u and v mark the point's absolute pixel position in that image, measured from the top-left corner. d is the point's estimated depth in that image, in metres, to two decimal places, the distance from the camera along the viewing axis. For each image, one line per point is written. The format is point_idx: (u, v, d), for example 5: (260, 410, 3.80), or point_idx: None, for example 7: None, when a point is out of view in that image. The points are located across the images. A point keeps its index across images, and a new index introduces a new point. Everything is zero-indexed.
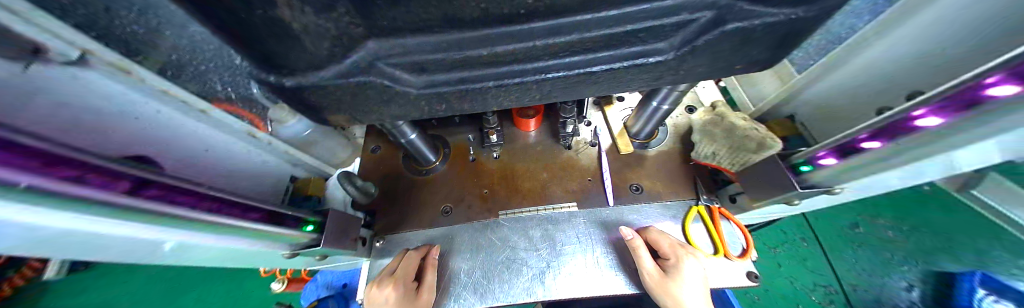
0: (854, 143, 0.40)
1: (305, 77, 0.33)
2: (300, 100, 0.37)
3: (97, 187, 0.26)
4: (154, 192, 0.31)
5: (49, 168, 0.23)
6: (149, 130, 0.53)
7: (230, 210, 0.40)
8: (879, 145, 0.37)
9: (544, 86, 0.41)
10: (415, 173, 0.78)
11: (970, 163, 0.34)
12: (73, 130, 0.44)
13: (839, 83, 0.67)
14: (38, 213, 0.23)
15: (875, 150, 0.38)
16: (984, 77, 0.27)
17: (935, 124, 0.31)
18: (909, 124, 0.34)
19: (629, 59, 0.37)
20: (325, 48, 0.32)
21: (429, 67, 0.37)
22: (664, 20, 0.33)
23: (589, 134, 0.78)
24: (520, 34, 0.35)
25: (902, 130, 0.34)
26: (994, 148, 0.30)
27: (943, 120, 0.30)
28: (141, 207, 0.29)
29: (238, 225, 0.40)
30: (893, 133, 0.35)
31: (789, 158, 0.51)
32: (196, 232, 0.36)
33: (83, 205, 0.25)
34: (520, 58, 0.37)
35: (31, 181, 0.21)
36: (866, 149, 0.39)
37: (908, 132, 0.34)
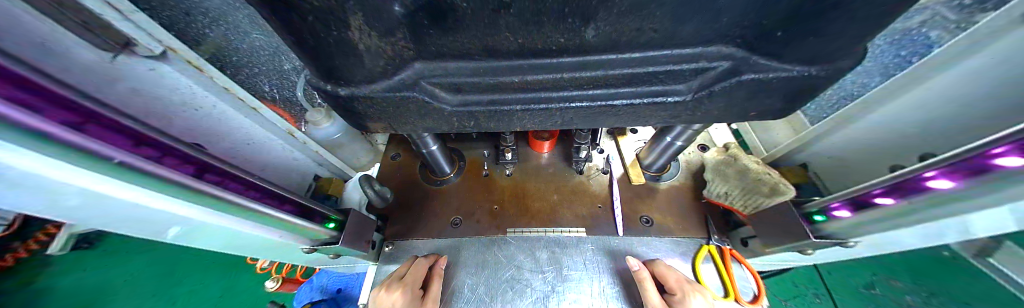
0: (868, 197, 0.41)
1: (358, 88, 0.38)
2: (348, 107, 0.41)
3: (168, 167, 0.30)
4: (210, 177, 0.35)
5: (131, 146, 0.28)
6: (205, 121, 0.59)
7: (267, 200, 0.44)
8: (892, 202, 0.38)
9: (567, 114, 0.45)
10: (429, 182, 0.81)
11: (987, 229, 0.34)
12: (141, 114, 0.49)
13: (852, 138, 0.68)
14: (108, 185, 0.26)
15: (888, 206, 0.39)
16: (993, 146, 0.28)
17: (947, 187, 0.32)
18: (922, 183, 0.35)
19: (649, 96, 0.40)
20: (379, 65, 0.36)
21: (465, 88, 0.42)
22: (684, 66, 0.36)
23: (601, 161, 0.80)
24: (550, 66, 0.39)
25: (915, 189, 0.35)
26: (1007, 215, 0.30)
27: (954, 183, 0.32)
28: (198, 188, 0.33)
29: (272, 215, 0.43)
30: (905, 191, 0.37)
31: (802, 206, 0.51)
32: (238, 217, 0.39)
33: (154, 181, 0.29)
34: (548, 87, 0.41)
35: (116, 156, 0.26)
36: (879, 205, 0.40)
37: (920, 191, 0.35)
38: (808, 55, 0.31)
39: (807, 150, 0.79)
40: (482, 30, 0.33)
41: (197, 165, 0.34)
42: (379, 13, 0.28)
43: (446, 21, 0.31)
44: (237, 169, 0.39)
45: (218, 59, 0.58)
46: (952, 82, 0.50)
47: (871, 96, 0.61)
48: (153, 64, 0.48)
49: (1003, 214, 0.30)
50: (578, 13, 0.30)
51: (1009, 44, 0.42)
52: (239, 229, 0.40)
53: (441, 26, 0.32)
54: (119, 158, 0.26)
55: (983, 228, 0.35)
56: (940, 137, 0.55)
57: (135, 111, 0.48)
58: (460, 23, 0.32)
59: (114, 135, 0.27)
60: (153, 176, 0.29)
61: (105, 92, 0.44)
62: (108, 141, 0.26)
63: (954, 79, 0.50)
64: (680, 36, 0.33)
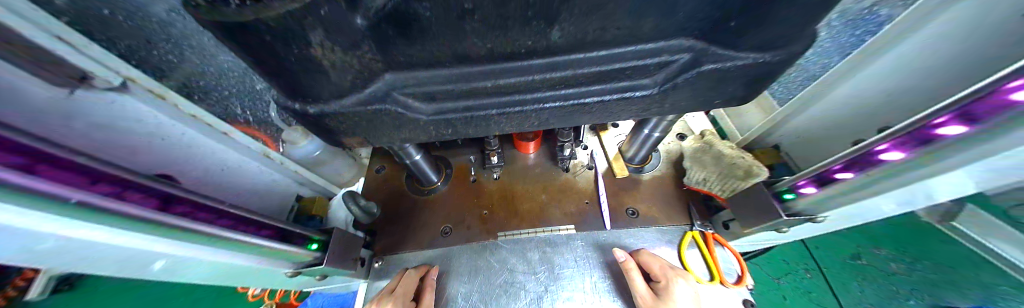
0: (829, 173, 0.43)
1: (327, 104, 0.37)
2: (320, 124, 0.41)
3: (131, 203, 0.29)
4: (178, 208, 0.34)
5: (89, 184, 0.26)
6: (174, 149, 0.56)
7: (243, 227, 0.42)
8: (851, 175, 0.40)
9: (542, 114, 0.45)
10: (416, 192, 0.80)
11: (943, 192, 0.37)
12: (103, 149, 0.47)
13: (815, 117, 0.72)
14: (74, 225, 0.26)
15: (848, 180, 0.41)
16: (933, 117, 0.31)
17: (898, 158, 0.34)
18: (875, 157, 0.37)
19: (618, 92, 0.41)
20: (348, 80, 0.35)
21: (439, 96, 0.41)
22: (648, 60, 0.38)
23: (585, 158, 0.81)
24: (520, 69, 0.39)
25: (870, 162, 0.38)
26: (960, 179, 0.32)
27: (905, 154, 0.34)
28: (166, 221, 0.32)
29: (248, 241, 0.42)
30: (862, 165, 0.39)
31: (775, 186, 0.53)
32: (208, 246, 0.38)
33: (119, 218, 0.28)
34: (520, 90, 0.41)
35: (75, 196, 0.25)
36: (840, 180, 0.42)
37: (874, 164, 0.37)
38: (760, 43, 0.33)
39: (779, 132, 0.82)
40: (449, 38, 0.33)
41: (161, 198, 0.33)
42: (338, 28, 0.28)
43: (412, 31, 0.32)
44: (205, 197, 0.38)
45: (184, 85, 0.56)
46: (902, 58, 0.53)
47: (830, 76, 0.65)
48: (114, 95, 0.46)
49: (953, 178, 0.32)
50: (541, 16, 0.31)
51: (958, 16, 0.44)
52: (212, 258, 0.39)
53: (407, 37, 0.32)
54: (80, 197, 0.25)
55: (947, 192, 0.37)
56: (892, 109, 0.58)
57: (99, 146, 0.46)
58: (426, 32, 0.32)
59: (68, 173, 0.25)
60: (119, 212, 0.28)
61: (63, 131, 0.41)
62: (63, 183, 0.24)
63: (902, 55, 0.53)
64: (641, 32, 0.34)
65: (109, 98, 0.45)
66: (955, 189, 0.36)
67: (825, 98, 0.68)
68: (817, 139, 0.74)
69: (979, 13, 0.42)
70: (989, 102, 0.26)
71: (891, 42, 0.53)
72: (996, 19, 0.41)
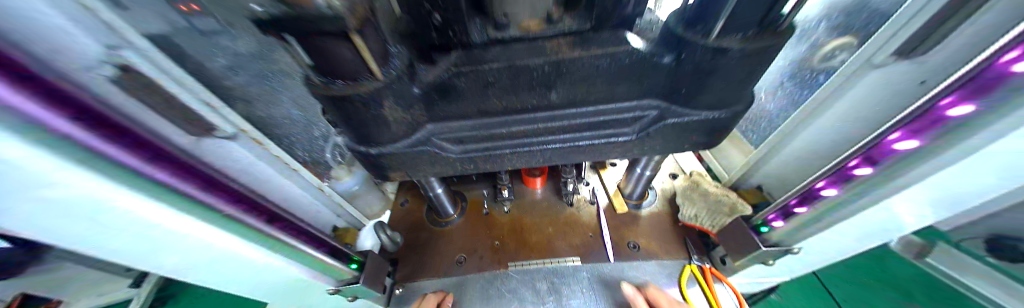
0: (789, 207, 0.50)
1: (383, 147, 0.50)
2: (374, 162, 0.53)
3: (253, 216, 0.40)
4: (279, 224, 0.45)
5: (233, 197, 0.38)
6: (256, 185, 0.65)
7: (311, 241, 0.52)
8: (806, 209, 0.47)
9: (546, 153, 0.56)
10: (434, 224, 0.88)
11: (893, 226, 0.40)
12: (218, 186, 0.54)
13: (785, 160, 0.76)
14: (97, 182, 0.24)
15: (804, 214, 0.47)
16: (849, 160, 0.40)
17: (835, 194, 0.42)
18: (818, 192, 0.45)
19: (605, 137, 0.52)
20: (402, 129, 0.48)
21: (466, 140, 0.54)
22: (626, 114, 0.49)
23: (588, 193, 0.89)
24: (528, 120, 0.52)
25: (815, 196, 0.45)
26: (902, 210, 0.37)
27: (838, 190, 0.42)
28: (269, 233, 0.42)
29: (311, 255, 0.51)
30: (811, 199, 0.46)
31: (750, 219, 0.58)
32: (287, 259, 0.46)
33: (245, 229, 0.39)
34: (528, 135, 0.53)
35: (224, 207, 0.36)
36: (797, 213, 0.48)
37: (818, 198, 0.45)
38: (707, 104, 0.45)
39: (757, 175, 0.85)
40: (477, 99, 0.47)
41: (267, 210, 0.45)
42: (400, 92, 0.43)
43: (451, 95, 0.46)
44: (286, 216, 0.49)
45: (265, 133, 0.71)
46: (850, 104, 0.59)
47: (795, 119, 0.71)
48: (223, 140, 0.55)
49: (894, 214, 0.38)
50: (543, 84, 0.45)
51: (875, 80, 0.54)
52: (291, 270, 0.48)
53: (446, 98, 0.47)
54: (226, 208, 0.36)
55: (893, 228, 0.40)
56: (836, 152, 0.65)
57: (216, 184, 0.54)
58: (462, 95, 0.46)
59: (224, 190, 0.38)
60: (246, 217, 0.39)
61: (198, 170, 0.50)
62: (220, 195, 0.36)
63: (850, 102, 0.59)
64: (616, 95, 0.47)
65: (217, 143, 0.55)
66: (900, 225, 0.39)
67: (789, 144, 0.74)
68: (789, 180, 0.76)
69: (889, 78, 0.52)
70: (885, 147, 0.36)
71: (833, 97, 0.62)
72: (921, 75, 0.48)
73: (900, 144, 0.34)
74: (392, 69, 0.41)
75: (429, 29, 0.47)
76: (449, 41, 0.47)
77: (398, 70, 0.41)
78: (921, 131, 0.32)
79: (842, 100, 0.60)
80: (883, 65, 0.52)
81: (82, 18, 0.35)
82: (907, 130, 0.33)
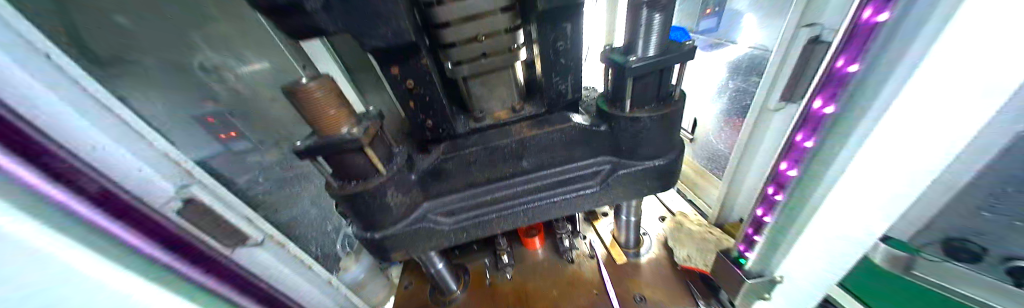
0: (752, 237, 0.55)
1: (386, 229, 0.57)
2: (377, 245, 0.59)
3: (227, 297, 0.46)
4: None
5: (208, 277, 0.45)
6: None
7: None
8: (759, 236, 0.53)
9: (528, 212, 0.61)
10: (438, 303, 0.86)
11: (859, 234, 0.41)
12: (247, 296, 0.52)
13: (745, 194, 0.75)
14: (78, 256, 0.28)
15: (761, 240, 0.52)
16: (769, 188, 0.49)
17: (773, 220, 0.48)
18: (760, 218, 0.52)
19: (572, 191, 0.59)
20: (401, 211, 0.57)
21: (456, 211, 0.61)
22: (586, 170, 0.59)
23: (586, 247, 0.90)
24: (507, 185, 0.61)
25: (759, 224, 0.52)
26: (835, 221, 0.40)
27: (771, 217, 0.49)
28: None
29: None
30: (758, 226, 0.53)
31: (729, 252, 0.62)
32: None
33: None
34: (510, 197, 0.61)
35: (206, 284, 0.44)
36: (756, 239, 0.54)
37: (758, 225, 0.53)
38: (647, 156, 0.55)
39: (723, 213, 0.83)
40: (463, 174, 0.58)
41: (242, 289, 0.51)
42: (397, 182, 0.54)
43: (442, 175, 0.57)
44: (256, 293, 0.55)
45: None
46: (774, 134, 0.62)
47: (738, 156, 0.72)
48: (255, 250, 0.57)
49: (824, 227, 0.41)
50: (513, 156, 0.57)
51: (778, 119, 0.60)
52: None
53: (438, 179, 0.58)
54: (212, 286, 0.44)
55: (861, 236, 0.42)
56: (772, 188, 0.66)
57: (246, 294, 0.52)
58: (450, 173, 0.58)
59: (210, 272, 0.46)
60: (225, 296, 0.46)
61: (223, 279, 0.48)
62: (210, 278, 0.45)
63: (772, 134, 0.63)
64: (575, 156, 0.58)
65: (248, 253, 0.55)
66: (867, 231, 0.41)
67: (742, 180, 0.74)
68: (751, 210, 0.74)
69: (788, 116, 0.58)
70: (783, 176, 0.45)
71: (757, 135, 0.66)
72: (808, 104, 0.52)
73: (790, 171, 0.43)
74: (393, 165, 0.54)
75: (424, 130, 0.60)
76: (439, 136, 0.60)
77: (403, 166, 0.54)
78: (796, 161, 0.41)
79: (766, 132, 0.64)
80: (780, 108, 0.58)
81: (180, 175, 0.46)
82: (790, 160, 0.43)
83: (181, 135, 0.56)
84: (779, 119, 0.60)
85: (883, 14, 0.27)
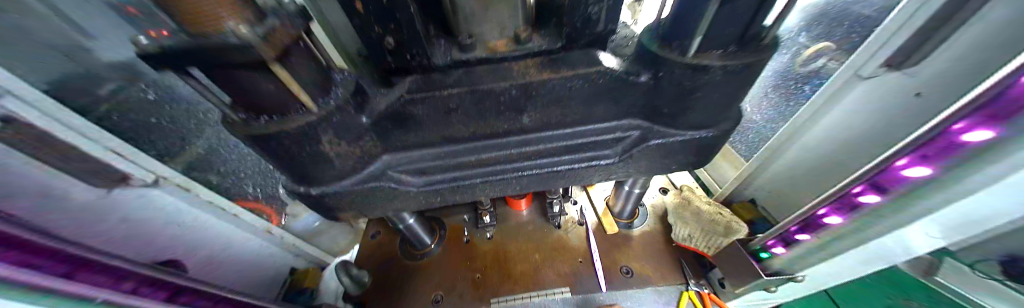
0: (790, 234, 0.46)
1: (326, 185, 0.42)
2: (318, 202, 0.45)
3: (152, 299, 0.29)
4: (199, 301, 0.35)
5: (106, 273, 0.27)
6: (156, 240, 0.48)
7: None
8: (808, 237, 0.43)
9: (521, 180, 0.48)
10: (408, 257, 0.79)
11: (911, 239, 0.32)
12: (122, 247, 0.41)
13: (779, 172, 0.68)
14: None
15: (807, 242, 0.43)
16: (854, 185, 0.35)
17: (839, 223, 0.38)
18: (819, 220, 0.41)
19: (584, 160, 0.46)
20: (348, 164, 0.41)
21: (431, 170, 0.46)
22: (603, 136, 0.44)
23: (576, 213, 0.83)
24: (500, 145, 0.45)
25: (816, 225, 0.42)
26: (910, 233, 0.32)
27: (842, 220, 0.38)
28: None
29: None
30: (813, 227, 0.42)
31: (748, 244, 0.55)
32: None
33: None
34: (500, 160, 0.46)
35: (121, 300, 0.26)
36: (800, 241, 0.44)
37: (820, 227, 0.41)
38: (693, 123, 0.41)
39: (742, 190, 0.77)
40: (435, 127, 0.41)
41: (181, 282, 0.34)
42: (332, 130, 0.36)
43: (408, 123, 0.40)
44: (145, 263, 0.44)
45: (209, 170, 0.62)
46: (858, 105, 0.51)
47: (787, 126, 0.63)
48: (156, 190, 0.45)
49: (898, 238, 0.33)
50: (510, 108, 0.40)
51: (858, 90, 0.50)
52: None
53: (403, 127, 0.40)
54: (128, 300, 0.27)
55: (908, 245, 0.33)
56: (840, 173, 0.56)
57: (122, 244, 0.41)
58: (420, 124, 0.40)
59: (121, 280, 0.28)
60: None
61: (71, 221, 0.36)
62: (102, 270, 0.27)
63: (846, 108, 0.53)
64: (595, 114, 0.42)
65: (144, 193, 0.44)
66: (903, 242, 0.33)
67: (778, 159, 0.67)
68: (784, 192, 0.68)
69: (883, 88, 0.47)
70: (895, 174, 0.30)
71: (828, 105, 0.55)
72: (945, 63, 0.38)
73: (909, 170, 0.29)
74: (333, 98, 0.34)
75: (384, 52, 0.39)
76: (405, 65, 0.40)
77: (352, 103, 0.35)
78: (929, 158, 0.27)
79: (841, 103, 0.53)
80: (872, 76, 0.47)
81: None
82: (916, 156, 0.28)
83: (71, 34, 0.37)
84: (866, 87, 0.49)
85: (984, 132, 0.23)
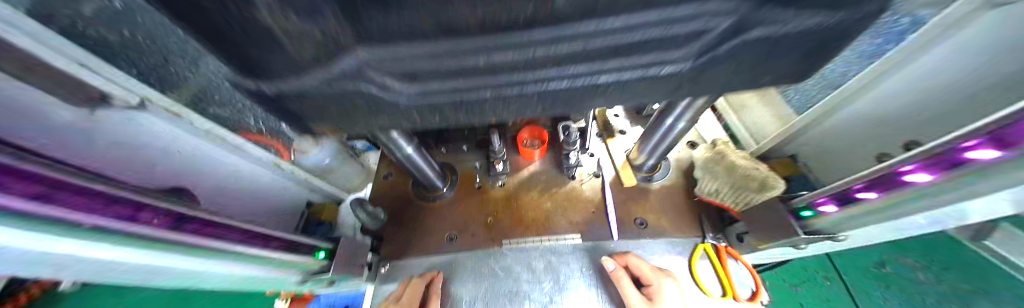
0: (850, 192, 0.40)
1: (287, 80, 0.20)
2: (286, 107, 0.24)
3: (157, 225, 0.28)
4: (210, 229, 0.34)
5: (93, 198, 0.25)
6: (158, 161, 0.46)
7: (257, 240, 0.41)
8: (874, 196, 0.37)
9: (550, 95, 0.24)
10: (421, 198, 0.79)
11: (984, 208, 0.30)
12: (113, 166, 0.41)
13: (836, 127, 0.56)
14: None
15: (871, 201, 0.38)
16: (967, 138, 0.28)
17: (928, 181, 0.32)
18: (899, 177, 0.34)
19: (642, 68, 0.21)
20: (307, 49, 0.17)
21: (425, 75, 0.21)
22: (679, 27, 0.17)
23: (592, 165, 0.80)
24: (512, 42, 0.18)
25: (893, 183, 0.35)
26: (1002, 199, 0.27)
27: (933, 177, 0.31)
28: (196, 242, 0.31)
29: (268, 255, 0.41)
30: (885, 185, 0.36)
31: (789, 202, 0.50)
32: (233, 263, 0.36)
33: (152, 242, 0.27)
34: (521, 65, 0.20)
35: (115, 226, 0.25)
36: (862, 199, 0.39)
37: (897, 186, 0.34)
38: None
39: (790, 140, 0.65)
40: None
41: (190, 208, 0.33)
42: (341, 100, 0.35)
43: None
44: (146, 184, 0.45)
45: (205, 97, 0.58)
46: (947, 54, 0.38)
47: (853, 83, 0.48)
48: (141, 114, 0.40)
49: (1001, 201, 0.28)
50: None
51: (968, 33, 0.35)
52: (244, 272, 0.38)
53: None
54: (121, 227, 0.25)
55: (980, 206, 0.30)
56: (902, 126, 0.48)
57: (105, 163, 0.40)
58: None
59: (118, 206, 0.26)
60: (160, 240, 0.28)
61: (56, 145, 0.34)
62: (87, 194, 0.25)
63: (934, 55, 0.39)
64: None
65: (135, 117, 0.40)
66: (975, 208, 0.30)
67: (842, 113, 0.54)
68: (839, 147, 0.58)
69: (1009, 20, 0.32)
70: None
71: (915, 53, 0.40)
72: None
73: None
74: None
75: None
76: None
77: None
78: None
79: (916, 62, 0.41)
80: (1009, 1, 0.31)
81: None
82: None
83: None
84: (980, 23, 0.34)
85: None
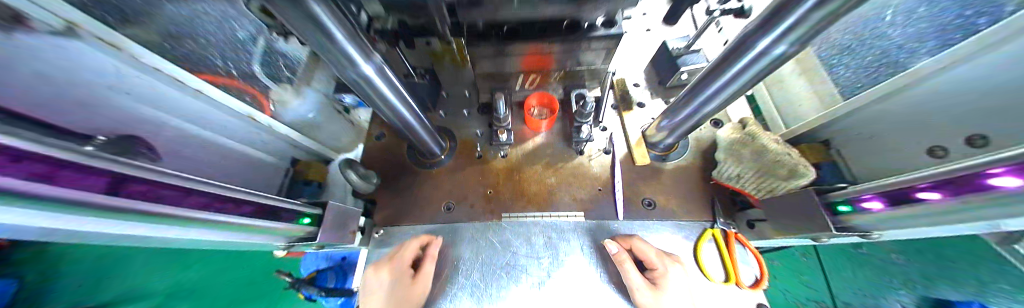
0: (910, 191, 0.34)
1: None
2: None
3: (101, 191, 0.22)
4: (173, 194, 0.28)
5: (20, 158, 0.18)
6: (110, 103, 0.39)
7: (230, 205, 0.35)
8: (939, 197, 0.31)
9: None
10: (419, 164, 0.74)
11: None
12: (59, 112, 0.35)
13: (898, 110, 0.48)
14: None
15: (934, 202, 0.32)
16: None
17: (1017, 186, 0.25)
18: (984, 181, 0.28)
19: None
20: None
21: None
22: None
23: (603, 141, 0.75)
24: None
25: (971, 186, 0.29)
26: None
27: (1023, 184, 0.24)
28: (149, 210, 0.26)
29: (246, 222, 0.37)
30: (960, 187, 0.30)
31: (825, 195, 0.44)
32: (201, 229, 0.32)
33: (86, 210, 0.22)
34: None
35: (25, 188, 0.18)
36: (922, 200, 0.33)
37: (976, 189, 0.28)
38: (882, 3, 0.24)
39: (839, 128, 0.57)
40: None
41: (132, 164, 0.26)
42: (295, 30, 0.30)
43: None
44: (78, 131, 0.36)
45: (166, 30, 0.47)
46: None
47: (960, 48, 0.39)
48: (73, 42, 0.33)
49: None
50: None
51: None
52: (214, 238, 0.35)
53: None
54: (36, 190, 0.18)
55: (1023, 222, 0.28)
56: (989, 120, 0.40)
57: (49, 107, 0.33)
58: None
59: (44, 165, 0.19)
60: (85, 206, 0.22)
61: None
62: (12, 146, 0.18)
63: None
64: None
65: (67, 46, 0.33)
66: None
67: (915, 91, 0.45)
68: (894, 135, 0.50)
69: None
70: None
71: None
72: None
73: None
74: None
75: None
76: None
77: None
78: None
79: None
80: None
81: None
82: None
83: None
84: None
85: None
